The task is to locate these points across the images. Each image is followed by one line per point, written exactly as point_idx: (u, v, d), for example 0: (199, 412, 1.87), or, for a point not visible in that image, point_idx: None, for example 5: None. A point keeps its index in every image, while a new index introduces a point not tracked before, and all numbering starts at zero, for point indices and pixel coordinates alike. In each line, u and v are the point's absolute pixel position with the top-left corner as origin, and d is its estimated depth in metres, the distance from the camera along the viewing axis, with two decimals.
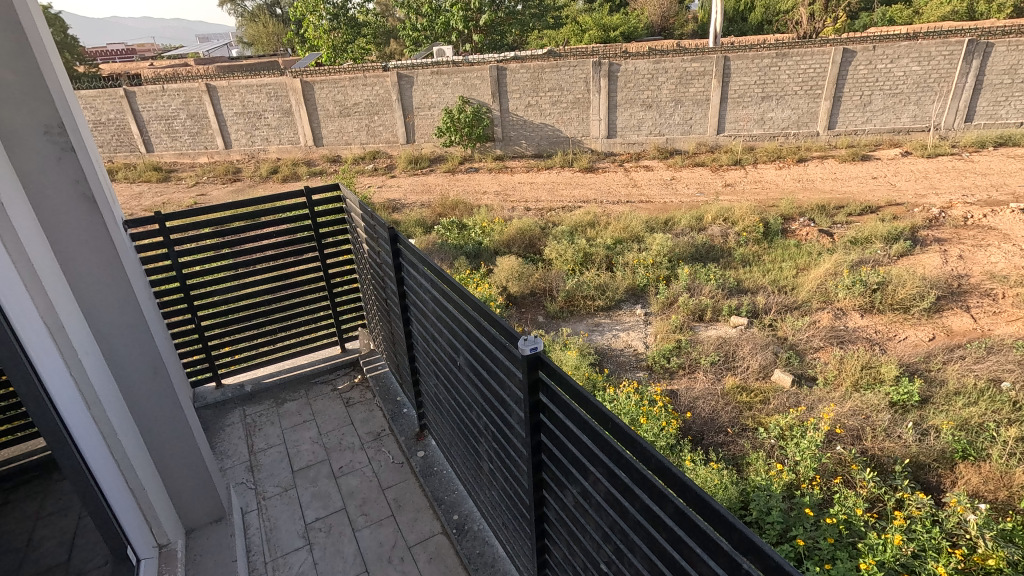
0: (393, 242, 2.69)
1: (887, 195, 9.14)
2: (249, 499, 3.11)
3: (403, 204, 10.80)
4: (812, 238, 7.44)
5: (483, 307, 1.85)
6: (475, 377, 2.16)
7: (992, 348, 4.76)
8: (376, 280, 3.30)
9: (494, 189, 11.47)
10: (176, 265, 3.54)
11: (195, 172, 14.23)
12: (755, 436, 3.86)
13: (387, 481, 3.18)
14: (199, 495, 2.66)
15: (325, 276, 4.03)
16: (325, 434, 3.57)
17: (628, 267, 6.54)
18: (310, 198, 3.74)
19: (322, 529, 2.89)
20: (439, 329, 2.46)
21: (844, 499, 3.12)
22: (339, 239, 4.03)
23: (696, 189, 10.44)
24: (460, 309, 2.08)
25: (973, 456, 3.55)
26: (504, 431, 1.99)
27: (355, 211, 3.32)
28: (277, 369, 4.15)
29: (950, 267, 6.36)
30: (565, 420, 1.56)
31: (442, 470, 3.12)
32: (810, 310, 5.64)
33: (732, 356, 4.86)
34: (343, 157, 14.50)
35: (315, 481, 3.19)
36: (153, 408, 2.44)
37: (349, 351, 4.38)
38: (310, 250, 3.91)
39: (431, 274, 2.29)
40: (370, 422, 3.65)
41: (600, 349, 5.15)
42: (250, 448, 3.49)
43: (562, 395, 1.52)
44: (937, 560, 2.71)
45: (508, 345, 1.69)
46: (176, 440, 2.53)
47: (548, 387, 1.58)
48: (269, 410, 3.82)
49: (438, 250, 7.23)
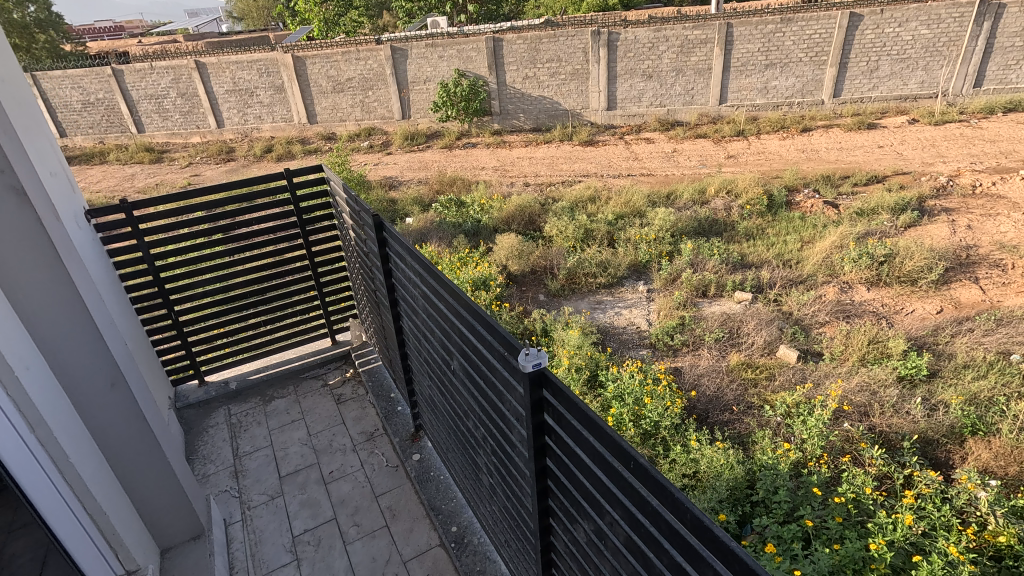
0: (380, 234, 2.58)
1: (893, 164, 8.96)
2: (233, 509, 3.06)
3: (400, 181, 10.64)
4: (817, 210, 7.30)
5: (481, 315, 1.74)
6: (473, 388, 2.08)
7: (1002, 320, 4.68)
8: (364, 269, 3.18)
9: (493, 165, 11.27)
10: (147, 255, 3.37)
11: (188, 152, 13.98)
12: (761, 413, 3.80)
13: (379, 487, 3.12)
14: (172, 511, 2.60)
15: (312, 266, 3.91)
16: (314, 435, 3.52)
17: (630, 243, 6.43)
18: (291, 179, 3.59)
19: (310, 542, 2.84)
20: (431, 329, 2.38)
21: (852, 477, 3.07)
22: (324, 230, 3.89)
23: (698, 161, 10.27)
24: (456, 314, 1.99)
25: (983, 430, 3.50)
26: (505, 448, 1.93)
27: (341, 196, 3.19)
28: (264, 365, 4.09)
29: (958, 238, 6.24)
30: (576, 449, 1.47)
31: (439, 476, 3.06)
32: (815, 284, 5.53)
33: (737, 332, 4.79)
34: (337, 135, 14.21)
35: (303, 488, 3.15)
36: (116, 423, 2.33)
37: (340, 343, 4.31)
38: (294, 236, 3.79)
39: (422, 270, 2.20)
40: (362, 421, 3.60)
41: (602, 327, 5.08)
42: (236, 451, 3.43)
43: (570, 419, 1.43)
44: (949, 538, 2.66)
45: (506, 352, 1.59)
46: (143, 454, 2.43)
47: (553, 407, 1.49)
48: (256, 407, 3.77)
49: (436, 228, 7.12)
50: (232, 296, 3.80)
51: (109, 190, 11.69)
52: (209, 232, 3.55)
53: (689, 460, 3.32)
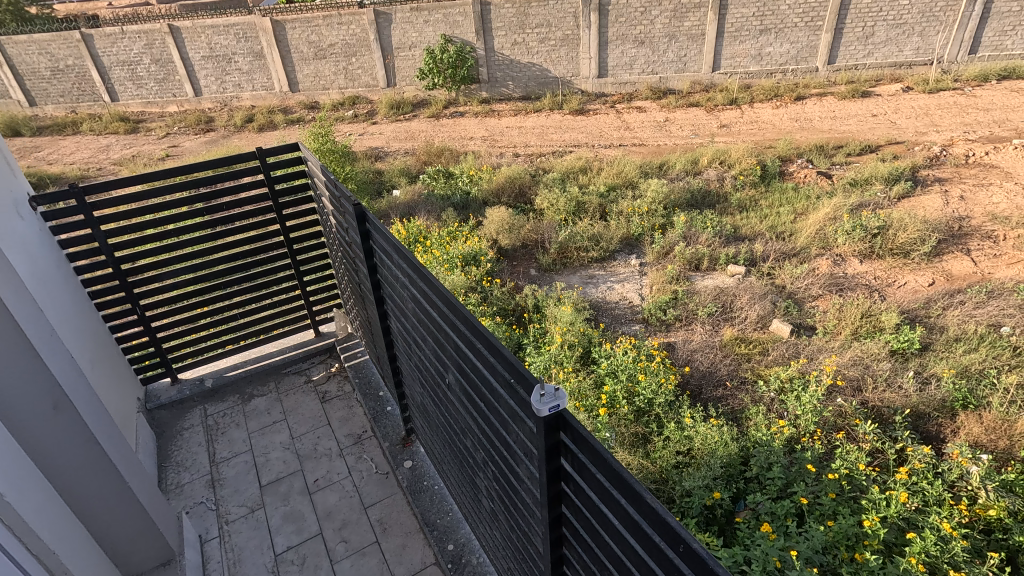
0: (362, 225, 2.30)
1: (887, 133, 8.87)
2: (210, 524, 2.86)
3: (387, 152, 10.38)
4: (810, 181, 7.22)
5: (483, 334, 1.50)
6: (472, 408, 1.85)
7: (993, 292, 4.68)
8: (346, 259, 2.92)
9: (482, 135, 11.00)
10: (104, 244, 3.04)
11: (165, 122, 13.49)
12: (755, 389, 3.79)
13: (368, 497, 2.94)
14: (140, 535, 2.36)
15: (291, 254, 3.63)
16: (297, 438, 3.31)
17: (623, 216, 6.32)
18: (264, 158, 3.31)
19: (294, 561, 2.66)
20: (422, 337, 2.14)
21: (846, 453, 3.06)
22: (302, 215, 3.59)
23: (690, 130, 10.10)
24: (451, 326, 1.74)
25: (974, 404, 3.51)
26: (509, 482, 1.72)
27: (319, 179, 2.89)
28: (241, 362, 3.82)
29: (951, 209, 6.22)
30: (603, 508, 1.26)
31: (432, 486, 2.88)
32: (809, 257, 5.49)
33: (730, 306, 4.75)
34: (321, 104, 13.76)
35: (286, 499, 2.95)
36: (64, 450, 2.06)
37: (325, 336, 4.04)
38: (271, 220, 3.50)
39: (412, 274, 1.95)
40: (349, 423, 3.40)
41: (595, 303, 5.01)
42: (212, 457, 3.22)
43: (595, 472, 1.23)
44: (941, 513, 2.69)
45: (515, 385, 1.38)
46: (97, 481, 2.18)
47: (573, 453, 1.28)
48: (235, 407, 3.54)
49: (425, 202, 6.95)
50: (203, 287, 3.51)
51: (83, 161, 11.28)
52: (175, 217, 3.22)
53: (683, 438, 3.30)
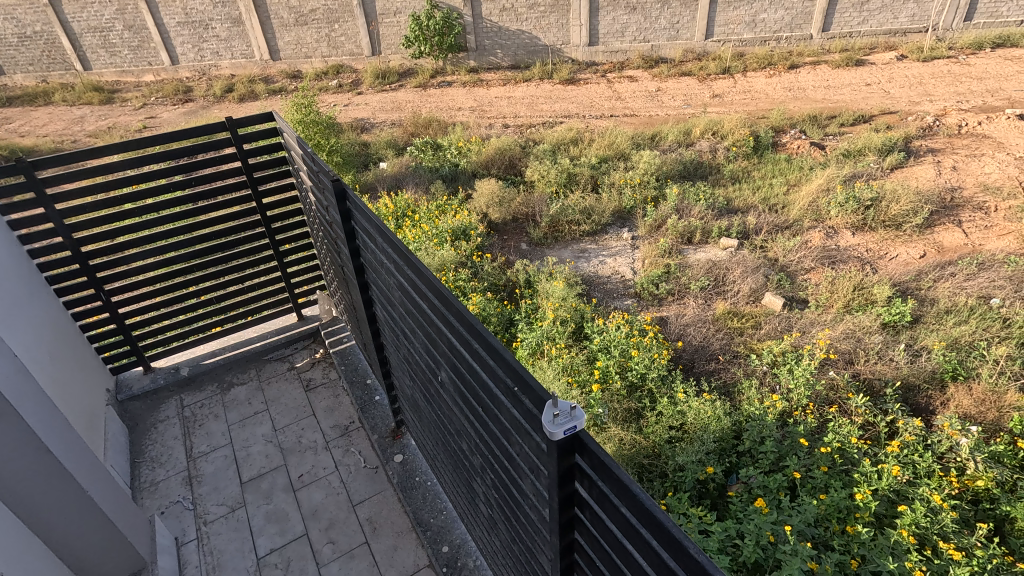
0: (343, 203, 2.15)
1: (880, 103, 8.77)
2: (187, 525, 2.68)
3: (373, 123, 10.12)
4: (803, 152, 7.14)
5: (480, 333, 1.31)
6: (466, 410, 1.67)
7: (984, 264, 4.67)
8: (329, 241, 2.77)
9: (470, 105, 10.74)
10: (61, 225, 2.80)
11: (141, 91, 13.02)
12: (747, 362, 3.79)
13: (357, 494, 2.78)
14: (104, 545, 2.13)
15: (269, 235, 3.46)
16: (280, 430, 3.15)
17: (615, 188, 6.22)
18: (235, 130, 3.10)
19: (278, 565, 2.49)
20: (412, 329, 1.96)
21: (838, 427, 3.06)
22: (280, 194, 3.41)
23: (682, 100, 9.93)
24: (444, 320, 1.55)
25: (963, 375, 3.53)
26: (512, 494, 1.54)
27: (298, 154, 2.71)
28: (219, 348, 3.66)
29: (943, 180, 6.19)
30: (631, 549, 1.03)
31: (425, 482, 2.69)
32: (801, 229, 5.45)
33: (722, 280, 4.71)
34: (303, 73, 13.33)
35: (269, 497, 2.78)
36: (8, 461, 1.78)
37: (308, 319, 3.91)
38: (245, 197, 3.29)
39: (399, 261, 1.77)
40: (335, 413, 3.25)
41: (587, 277, 4.96)
42: (189, 452, 3.05)
43: (619, 506, 1.00)
44: (932, 486, 2.71)
45: (519, 395, 1.18)
46: (52, 490, 1.92)
47: (592, 481, 1.07)
48: (214, 398, 3.38)
49: (413, 174, 6.80)
50: (174, 270, 3.30)
51: (57, 133, 10.90)
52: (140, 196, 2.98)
53: (676, 412, 3.29)
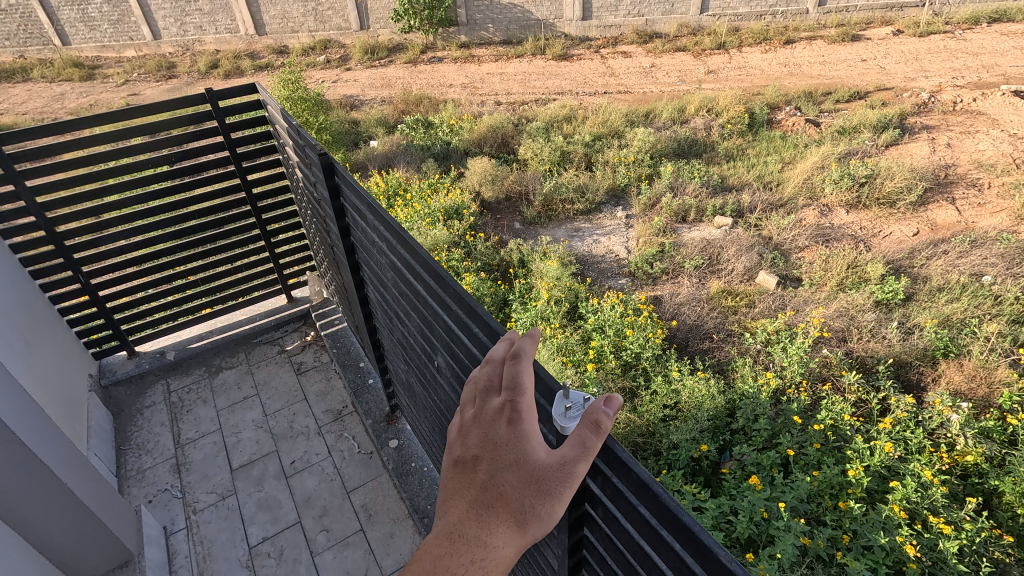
0: (330, 178, 2.08)
1: (876, 79, 8.69)
2: (176, 514, 2.66)
3: (362, 100, 9.94)
4: (798, 129, 7.08)
5: (480, 316, 1.27)
6: (460, 392, 1.64)
7: (977, 241, 4.68)
8: (318, 219, 2.70)
9: (462, 82, 10.54)
10: (34, 206, 2.71)
11: (123, 67, 12.68)
12: (741, 341, 3.79)
13: (351, 481, 2.77)
14: (90, 544, 2.08)
15: (255, 215, 3.37)
16: (270, 415, 3.13)
17: (609, 166, 6.16)
18: (216, 102, 3.00)
19: (271, 554, 2.48)
20: (406, 311, 1.91)
21: (831, 404, 3.07)
22: (266, 171, 3.31)
23: (676, 77, 9.80)
24: (440, 303, 1.51)
25: (954, 352, 3.55)
26: None
27: (282, 127, 2.63)
28: (207, 331, 3.62)
29: (937, 157, 6.17)
30: (648, 552, 0.95)
31: (420, 467, 2.68)
32: (796, 207, 5.43)
33: (717, 259, 4.70)
34: (290, 48, 13.01)
35: (260, 484, 2.77)
36: None
37: (298, 301, 3.87)
38: (229, 174, 3.19)
39: (392, 240, 1.72)
40: (327, 397, 3.23)
41: (581, 256, 4.93)
42: (177, 438, 3.02)
43: (636, 505, 0.92)
44: (923, 462, 2.74)
45: None
46: (34, 489, 1.87)
47: (606, 478, 0.97)
48: (202, 382, 3.35)
49: (404, 152, 6.69)
50: (157, 251, 3.22)
51: (37, 111, 10.61)
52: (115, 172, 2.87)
53: (670, 391, 3.28)
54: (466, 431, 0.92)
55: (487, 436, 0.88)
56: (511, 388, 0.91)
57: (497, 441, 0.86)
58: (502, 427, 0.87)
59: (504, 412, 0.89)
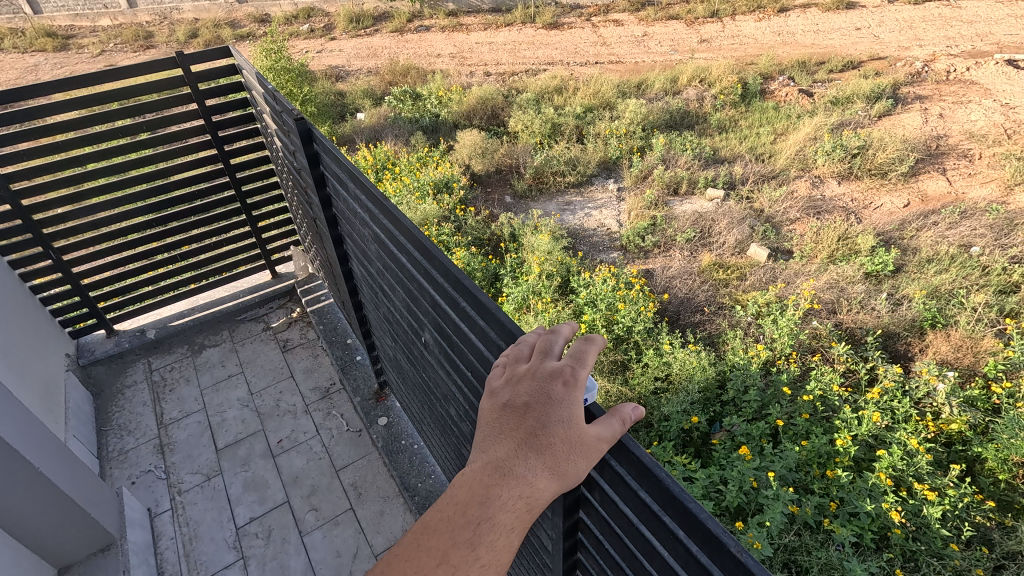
0: (309, 145, 2.02)
1: (870, 48, 8.59)
2: (160, 495, 2.65)
3: (348, 71, 9.68)
4: (791, 100, 7.00)
5: (470, 289, 1.22)
6: (450, 369, 1.61)
7: (967, 212, 4.69)
8: (299, 190, 2.64)
9: (450, 52, 10.28)
10: None
11: (99, 37, 12.24)
12: (732, 313, 3.79)
13: (341, 459, 2.77)
14: (67, 528, 2.04)
15: (235, 189, 3.29)
16: (256, 394, 3.11)
17: (600, 138, 6.07)
18: (188, 68, 2.88)
19: (259, 534, 2.48)
20: (392, 286, 1.88)
21: (821, 375, 3.10)
22: (244, 142, 3.22)
23: (669, 46, 9.62)
24: (428, 277, 1.46)
25: (942, 323, 3.58)
26: None
27: (259, 93, 2.54)
28: (189, 308, 3.57)
29: (930, 127, 6.15)
30: (649, 537, 0.93)
31: (411, 445, 2.68)
32: (788, 179, 5.40)
33: (708, 232, 4.67)
34: (272, 17, 12.60)
35: (247, 464, 2.76)
36: None
37: (282, 277, 3.82)
38: (205, 146, 3.09)
39: (375, 212, 1.67)
40: (315, 375, 3.21)
41: (572, 230, 4.89)
42: (160, 418, 3.00)
43: (636, 489, 0.90)
44: (909, 430, 2.79)
45: None
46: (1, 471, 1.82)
47: (604, 463, 0.94)
48: (185, 360, 3.32)
49: (391, 125, 6.55)
50: (133, 228, 3.13)
51: (11, 84, 10.25)
52: (80, 142, 2.75)
53: (661, 363, 3.29)
54: (515, 380, 0.89)
55: (541, 389, 0.85)
56: (573, 358, 0.89)
57: (552, 396, 0.84)
58: (558, 385, 0.85)
59: (560, 374, 0.86)
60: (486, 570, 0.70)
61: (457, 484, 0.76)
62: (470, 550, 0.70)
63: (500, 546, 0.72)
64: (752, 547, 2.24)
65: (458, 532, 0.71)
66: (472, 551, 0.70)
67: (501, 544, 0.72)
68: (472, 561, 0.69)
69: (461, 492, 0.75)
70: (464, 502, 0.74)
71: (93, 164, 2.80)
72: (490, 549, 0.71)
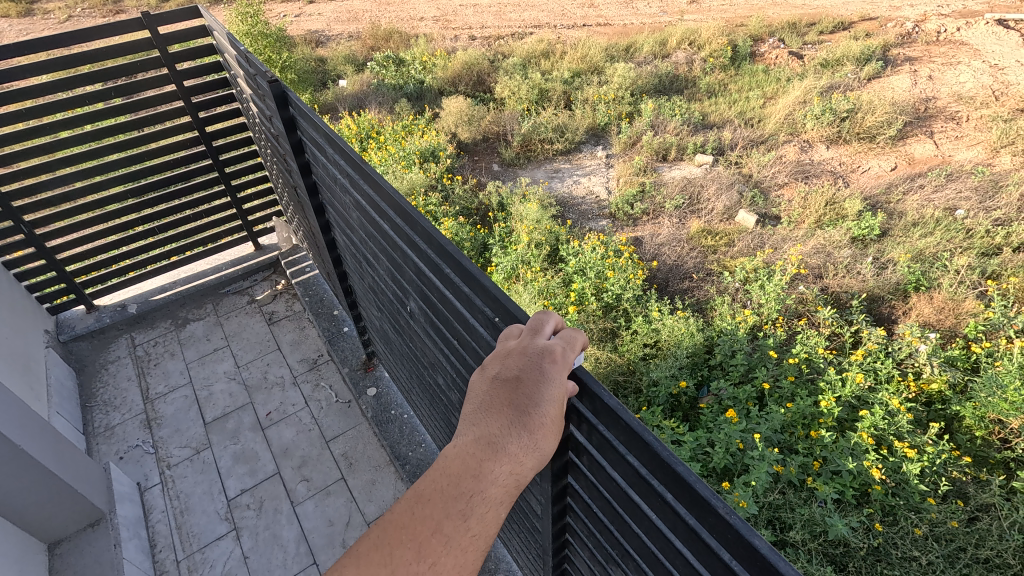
0: (285, 110, 1.96)
1: (861, 8, 8.46)
2: (149, 470, 2.66)
3: (329, 36, 9.38)
4: (782, 62, 6.90)
5: (454, 254, 1.20)
6: (435, 336, 1.60)
7: (953, 175, 4.71)
8: (278, 159, 2.56)
9: (434, 15, 9.97)
10: None
11: (65, 2, 11.70)
12: (720, 279, 3.81)
13: (331, 430, 2.79)
14: (54, 505, 2.04)
15: (213, 158, 3.21)
16: (243, 367, 3.10)
17: (588, 104, 5.97)
18: (156, 30, 2.75)
19: (251, 506, 2.51)
20: (376, 255, 1.86)
21: (806, 338, 3.14)
22: (220, 109, 3.11)
23: (658, 8, 9.41)
24: (410, 243, 1.44)
25: (925, 285, 3.63)
26: None
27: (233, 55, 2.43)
28: (171, 283, 3.52)
29: (919, 90, 6.12)
30: (637, 500, 0.94)
31: (401, 415, 2.70)
32: (776, 143, 5.37)
33: (697, 199, 4.65)
34: None
35: (236, 437, 2.77)
36: None
37: (266, 249, 3.77)
38: (179, 114, 2.99)
39: (355, 177, 1.63)
40: (303, 347, 3.20)
41: (561, 199, 4.85)
42: (146, 393, 2.99)
43: (624, 454, 0.91)
44: (891, 391, 2.86)
45: (500, 325, 1.11)
46: None
47: (592, 427, 0.95)
48: (168, 335, 3.29)
49: (375, 92, 6.39)
50: (108, 201, 3.04)
51: None
52: (46, 109, 2.64)
53: (650, 330, 3.32)
54: (505, 356, 0.89)
55: (531, 365, 0.84)
56: (563, 340, 0.88)
57: (543, 373, 0.83)
58: (549, 362, 0.85)
59: (550, 352, 0.86)
60: (476, 541, 0.71)
61: (448, 456, 0.76)
62: (460, 522, 0.71)
63: (489, 519, 0.73)
64: (738, 505, 2.31)
65: (450, 504, 0.72)
66: (463, 523, 0.71)
67: (490, 516, 0.73)
68: (462, 532, 0.71)
69: (452, 465, 0.75)
70: (456, 475, 0.74)
71: (62, 132, 2.70)
72: (479, 522, 0.72)
